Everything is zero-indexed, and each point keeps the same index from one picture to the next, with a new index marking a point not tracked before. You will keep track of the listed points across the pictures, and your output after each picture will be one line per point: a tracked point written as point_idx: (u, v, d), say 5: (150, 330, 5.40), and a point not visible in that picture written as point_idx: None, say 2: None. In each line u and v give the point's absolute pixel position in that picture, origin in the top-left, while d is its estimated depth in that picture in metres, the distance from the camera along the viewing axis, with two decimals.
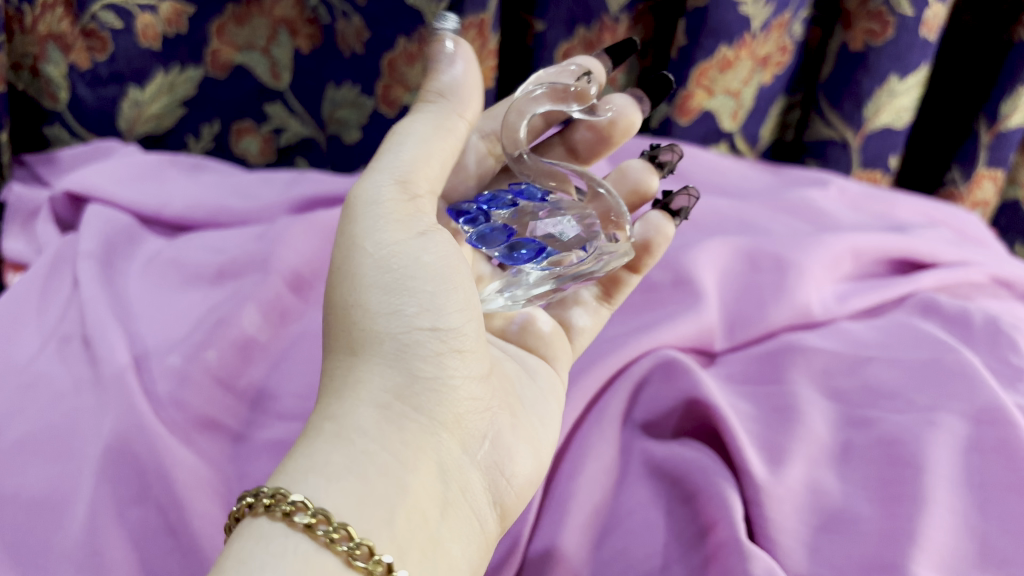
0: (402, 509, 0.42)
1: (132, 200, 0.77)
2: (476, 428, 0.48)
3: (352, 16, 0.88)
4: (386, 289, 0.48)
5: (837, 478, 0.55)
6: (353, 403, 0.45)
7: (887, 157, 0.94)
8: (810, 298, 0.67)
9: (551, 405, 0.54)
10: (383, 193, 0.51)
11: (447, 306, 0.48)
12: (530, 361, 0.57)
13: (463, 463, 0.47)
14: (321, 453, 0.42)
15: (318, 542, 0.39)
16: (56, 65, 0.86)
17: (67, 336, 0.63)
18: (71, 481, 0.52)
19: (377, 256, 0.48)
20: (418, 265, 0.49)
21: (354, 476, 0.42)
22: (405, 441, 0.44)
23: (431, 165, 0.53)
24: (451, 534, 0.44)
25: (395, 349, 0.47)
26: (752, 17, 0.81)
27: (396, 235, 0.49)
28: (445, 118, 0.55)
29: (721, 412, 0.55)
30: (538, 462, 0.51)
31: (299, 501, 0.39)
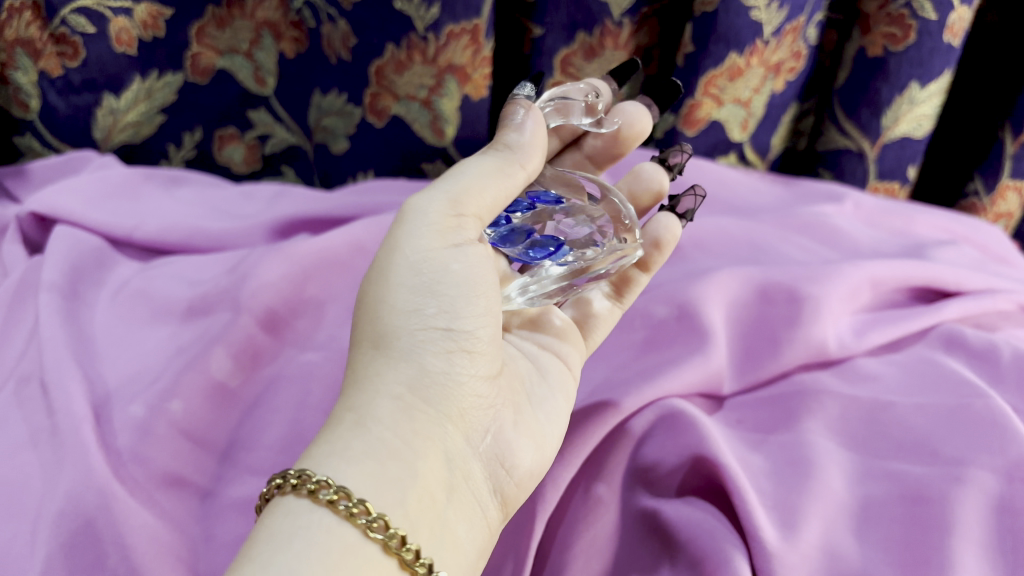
0: (415, 495, 0.40)
1: (102, 222, 0.73)
2: (483, 418, 0.46)
3: (338, 20, 0.83)
4: (411, 288, 0.45)
5: (855, 541, 0.50)
6: (370, 393, 0.43)
7: (905, 169, 0.88)
8: (826, 334, 0.61)
9: (563, 407, 0.52)
10: (433, 206, 0.47)
11: (467, 305, 0.46)
12: (544, 364, 0.54)
13: (467, 453, 0.45)
14: (340, 439, 0.41)
15: (339, 515, 0.38)
16: (25, 72, 0.82)
17: (26, 376, 0.59)
18: (21, 547, 0.48)
19: (411, 259, 0.46)
20: (449, 272, 0.46)
21: (370, 462, 0.40)
22: (418, 430, 0.43)
23: (486, 197, 0.49)
24: (457, 516, 0.43)
25: (413, 345, 0.45)
26: (764, 23, 0.76)
27: (431, 243, 0.46)
28: (507, 166, 0.50)
29: (729, 469, 0.50)
30: (540, 457, 0.48)
31: (323, 478, 0.39)
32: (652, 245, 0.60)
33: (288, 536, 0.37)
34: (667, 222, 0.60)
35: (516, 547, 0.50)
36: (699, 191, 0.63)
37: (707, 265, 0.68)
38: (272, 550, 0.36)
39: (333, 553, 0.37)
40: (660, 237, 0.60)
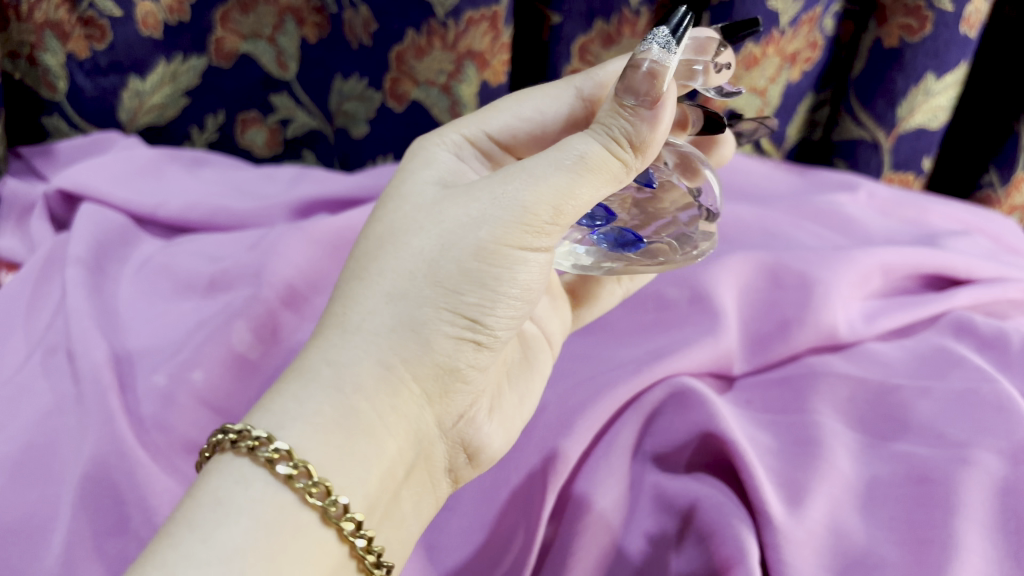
0: (382, 475, 0.43)
1: (128, 200, 0.74)
2: (465, 406, 0.48)
3: (359, 6, 0.84)
4: (461, 269, 0.45)
5: (862, 521, 0.51)
6: (363, 352, 0.44)
7: (920, 159, 0.89)
8: (837, 318, 0.62)
9: (535, 392, 0.54)
10: (534, 200, 0.44)
11: (500, 304, 0.46)
12: (530, 351, 0.55)
13: (437, 433, 0.47)
14: (312, 399, 0.43)
15: (296, 495, 0.40)
16: (53, 55, 0.84)
17: (53, 348, 0.61)
18: (48, 508, 0.50)
19: (480, 243, 0.45)
20: (507, 266, 0.45)
21: (341, 437, 0.42)
22: (397, 407, 0.44)
23: (576, 202, 0.45)
24: (408, 494, 0.46)
25: (432, 322, 0.45)
26: (780, 12, 0.77)
27: (506, 238, 0.45)
28: (619, 172, 0.46)
29: (738, 447, 0.51)
30: (506, 439, 0.51)
31: (283, 450, 0.41)
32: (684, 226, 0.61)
33: (236, 512, 0.39)
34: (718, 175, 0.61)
35: (527, 516, 0.50)
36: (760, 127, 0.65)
37: (722, 249, 0.68)
38: (217, 521, 0.39)
39: (280, 536, 0.39)
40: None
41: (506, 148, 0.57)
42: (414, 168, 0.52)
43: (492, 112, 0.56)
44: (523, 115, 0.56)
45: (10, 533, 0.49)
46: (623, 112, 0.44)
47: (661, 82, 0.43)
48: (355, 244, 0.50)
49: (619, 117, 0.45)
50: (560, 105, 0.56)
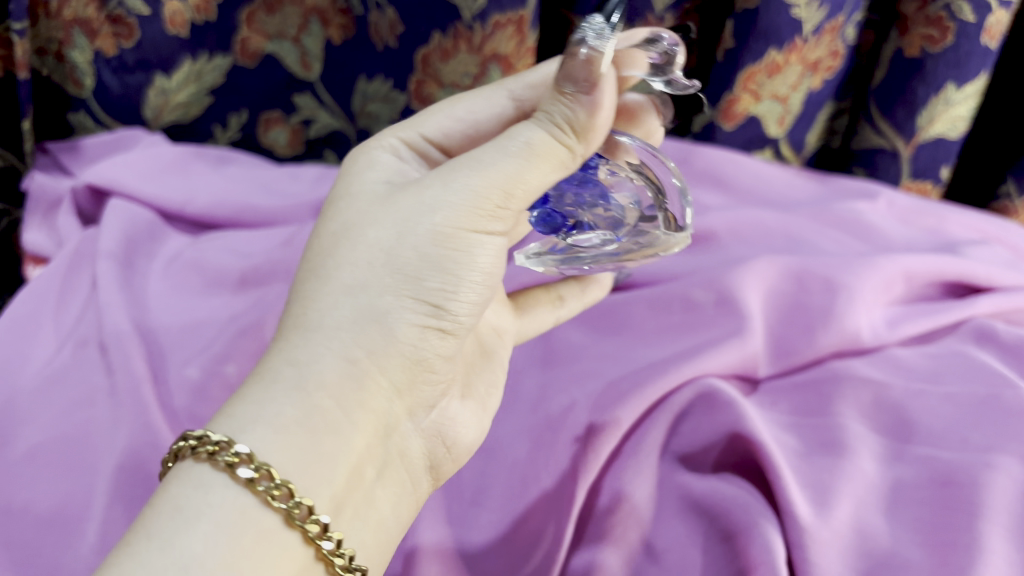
0: (353, 469, 0.43)
1: (155, 196, 0.75)
2: (434, 396, 0.50)
3: (386, 8, 0.85)
4: (420, 254, 0.45)
5: (887, 522, 0.51)
6: (323, 349, 0.44)
7: (939, 168, 0.89)
8: (860, 323, 0.63)
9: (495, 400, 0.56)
10: (485, 184, 0.45)
11: (463, 288, 0.47)
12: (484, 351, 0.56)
13: (408, 427, 0.48)
14: (274, 402, 0.42)
15: (258, 498, 0.40)
16: (81, 52, 0.85)
17: (85, 340, 0.63)
18: (84, 498, 0.52)
19: (438, 228, 0.45)
20: (465, 250, 0.46)
21: (308, 436, 0.42)
22: (365, 401, 0.44)
23: (533, 184, 0.46)
24: (384, 492, 0.46)
25: (394, 311, 0.45)
26: (804, 20, 0.78)
27: (463, 222, 0.45)
28: (568, 157, 0.46)
29: (766, 448, 0.52)
30: (478, 432, 0.52)
31: (243, 453, 0.40)
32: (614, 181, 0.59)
33: (197, 518, 0.38)
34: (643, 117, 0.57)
35: (556, 514, 0.51)
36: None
37: (745, 254, 0.69)
38: (175, 528, 0.38)
39: (241, 540, 0.38)
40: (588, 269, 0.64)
41: (444, 149, 0.57)
42: (358, 169, 0.52)
43: (423, 117, 0.56)
44: (456, 116, 0.57)
45: (46, 522, 0.51)
46: (564, 99, 0.45)
47: (598, 68, 0.43)
48: (306, 245, 0.49)
49: (558, 103, 0.45)
50: (493, 106, 0.57)
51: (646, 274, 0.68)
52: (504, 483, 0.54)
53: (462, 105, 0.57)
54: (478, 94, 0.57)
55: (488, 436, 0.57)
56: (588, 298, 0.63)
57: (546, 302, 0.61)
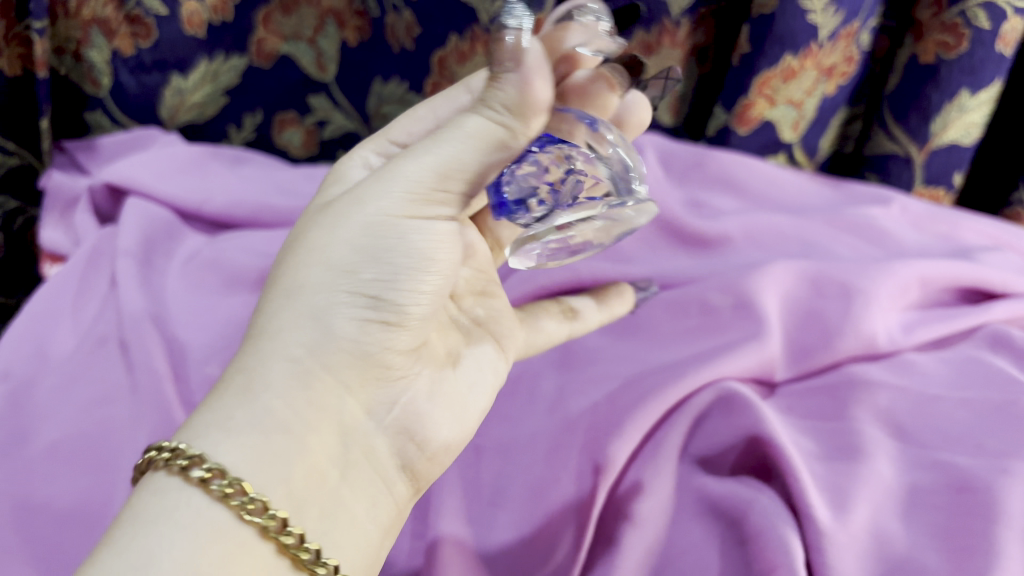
0: (311, 469, 0.42)
1: (173, 196, 0.76)
2: (397, 391, 0.47)
3: (403, 10, 0.86)
4: (357, 246, 0.44)
5: (903, 526, 0.52)
6: (265, 353, 0.43)
7: (952, 175, 0.89)
8: (876, 328, 0.63)
9: (489, 402, 0.52)
10: (417, 170, 0.44)
11: (409, 278, 0.45)
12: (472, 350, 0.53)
13: (372, 426, 0.45)
14: (224, 408, 0.42)
15: (211, 496, 0.39)
16: (99, 51, 0.85)
17: (104, 338, 0.63)
18: (104, 494, 0.52)
19: (372, 217, 0.44)
20: (407, 238, 0.45)
21: (258, 439, 0.41)
22: (315, 400, 0.43)
23: (478, 169, 0.44)
24: (353, 493, 0.43)
25: (333, 306, 0.44)
26: (820, 26, 0.78)
27: (395, 210, 0.44)
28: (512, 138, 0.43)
29: (785, 451, 0.52)
30: (458, 431, 0.49)
31: (196, 455, 0.40)
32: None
33: (155, 519, 0.38)
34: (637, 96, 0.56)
35: (576, 515, 0.51)
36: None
37: (760, 258, 0.70)
38: (133, 531, 0.37)
39: (198, 538, 0.37)
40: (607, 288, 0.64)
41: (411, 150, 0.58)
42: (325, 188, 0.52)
43: (390, 128, 0.58)
44: (421, 118, 0.58)
45: (66, 517, 0.51)
46: (492, 87, 0.42)
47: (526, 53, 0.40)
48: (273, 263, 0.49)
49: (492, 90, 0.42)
50: (455, 103, 0.59)
51: (663, 277, 0.68)
52: (522, 483, 0.54)
53: (428, 106, 0.59)
54: (446, 96, 0.59)
55: (504, 437, 0.57)
56: (608, 312, 0.63)
57: (560, 317, 0.61)
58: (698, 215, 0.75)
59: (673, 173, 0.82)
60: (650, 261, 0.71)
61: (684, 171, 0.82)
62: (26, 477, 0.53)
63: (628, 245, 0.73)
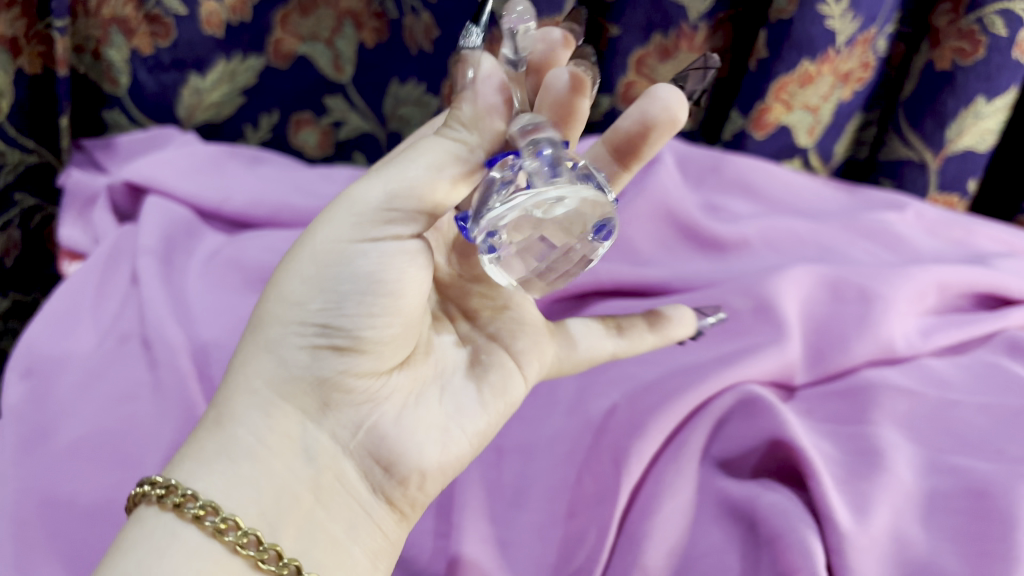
0: (273, 493, 0.44)
1: (193, 194, 0.76)
2: (364, 415, 0.46)
3: (421, 12, 0.86)
4: (306, 277, 0.44)
5: (922, 530, 0.52)
6: (233, 387, 0.45)
7: (966, 181, 0.89)
8: (894, 333, 0.63)
9: (493, 426, 0.50)
10: (363, 194, 0.42)
11: (358, 304, 0.43)
12: (481, 370, 0.50)
13: (342, 450, 0.46)
14: (201, 439, 0.45)
15: (185, 518, 0.42)
16: (118, 50, 0.85)
17: (126, 335, 0.63)
18: (129, 491, 0.53)
19: (319, 246, 0.43)
20: (354, 264, 0.43)
21: (223, 461, 0.44)
22: (277, 428, 0.44)
23: (431, 191, 0.41)
24: (328, 514, 0.45)
25: (284, 339, 0.44)
26: (837, 31, 0.78)
27: (342, 235, 0.43)
28: (465, 152, 0.41)
29: (807, 455, 0.53)
30: (437, 452, 0.46)
31: (170, 483, 0.43)
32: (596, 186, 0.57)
33: (137, 544, 0.42)
34: (669, 93, 0.49)
35: (599, 516, 0.52)
36: (709, 61, 0.53)
37: (777, 262, 0.70)
38: (117, 557, 0.41)
39: (175, 556, 0.41)
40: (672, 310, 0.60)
41: None
42: None
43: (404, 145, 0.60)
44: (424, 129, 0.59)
45: (92, 513, 0.52)
46: (454, 106, 0.42)
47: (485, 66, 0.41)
48: None
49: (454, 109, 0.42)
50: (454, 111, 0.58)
51: (683, 280, 0.69)
52: (544, 484, 0.54)
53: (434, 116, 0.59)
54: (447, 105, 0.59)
55: (525, 437, 0.57)
56: (663, 336, 0.58)
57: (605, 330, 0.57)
58: (715, 219, 0.75)
59: (688, 180, 0.82)
60: (669, 264, 0.72)
61: (700, 175, 0.83)
62: (51, 473, 0.53)
63: (646, 247, 0.73)
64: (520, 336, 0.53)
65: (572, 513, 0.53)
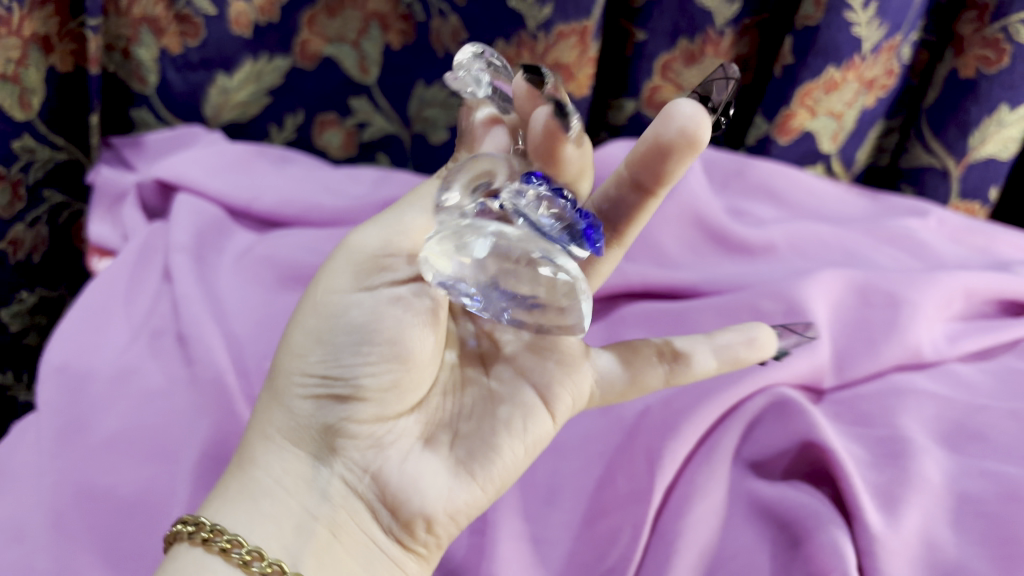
0: (292, 528, 0.43)
1: (224, 192, 0.77)
2: (370, 459, 0.44)
3: (450, 15, 0.86)
4: (308, 328, 0.45)
5: (953, 532, 0.52)
6: (256, 433, 0.47)
7: (988, 189, 0.89)
8: (921, 339, 0.64)
9: (513, 469, 0.46)
10: (364, 247, 0.46)
11: (353, 350, 0.43)
12: (502, 405, 0.46)
13: (354, 492, 0.44)
14: (229, 481, 0.46)
15: (212, 551, 0.42)
16: (147, 49, 0.86)
17: (159, 330, 0.64)
18: (166, 484, 0.53)
19: (322, 299, 0.45)
20: (350, 311, 0.44)
21: (247, 501, 0.44)
22: (291, 469, 0.44)
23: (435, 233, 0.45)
24: (342, 554, 0.43)
25: (291, 388, 0.45)
26: (864, 38, 0.79)
27: (341, 284, 0.45)
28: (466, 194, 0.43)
29: (839, 457, 0.53)
30: (444, 495, 0.44)
31: (198, 520, 0.44)
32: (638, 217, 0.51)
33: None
34: (694, 109, 0.43)
35: (632, 514, 0.52)
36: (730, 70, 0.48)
37: (805, 267, 0.71)
38: None
39: None
40: (754, 332, 0.52)
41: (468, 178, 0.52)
42: None
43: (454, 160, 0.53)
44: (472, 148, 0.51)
45: (130, 506, 0.52)
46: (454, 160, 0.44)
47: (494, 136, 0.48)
48: None
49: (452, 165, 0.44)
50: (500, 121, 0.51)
51: (711, 283, 0.69)
52: (577, 483, 0.55)
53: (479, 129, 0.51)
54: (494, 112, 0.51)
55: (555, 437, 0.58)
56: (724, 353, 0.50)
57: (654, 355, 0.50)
58: (742, 223, 0.76)
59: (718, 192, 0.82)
60: (698, 267, 0.72)
61: (724, 179, 0.83)
62: (88, 466, 0.54)
63: (674, 250, 0.74)
64: (548, 358, 0.48)
65: (604, 512, 0.53)
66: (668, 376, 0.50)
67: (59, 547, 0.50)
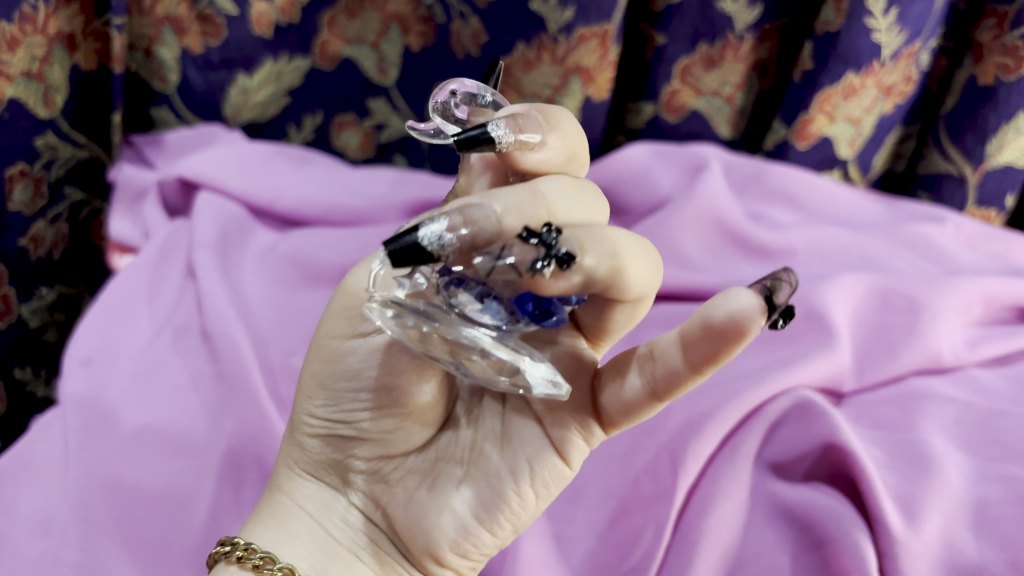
0: (319, 549, 0.46)
1: (245, 191, 0.78)
2: (382, 493, 0.47)
3: (470, 17, 0.86)
4: (310, 373, 0.48)
5: (974, 537, 0.52)
6: (280, 461, 0.50)
7: (1004, 197, 0.90)
8: (941, 343, 0.64)
9: (526, 514, 0.44)
10: (351, 287, 0.46)
11: (349, 396, 0.46)
12: (512, 451, 0.43)
13: (371, 523, 0.47)
14: (259, 506, 0.49)
15: (246, 567, 0.44)
16: (169, 48, 0.87)
17: (184, 326, 0.65)
18: (191, 479, 0.54)
19: (319, 344, 0.47)
20: (344, 361, 0.46)
21: (276, 523, 0.47)
22: (311, 497, 0.48)
23: None
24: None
25: (301, 427, 0.48)
26: (883, 45, 0.79)
27: (332, 331, 0.46)
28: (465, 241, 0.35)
29: (861, 459, 0.53)
30: (452, 537, 0.44)
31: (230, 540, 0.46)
32: (654, 283, 0.39)
33: None
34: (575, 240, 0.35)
35: (654, 515, 0.53)
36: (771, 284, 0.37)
37: (823, 271, 0.71)
38: None
39: None
40: (727, 301, 0.36)
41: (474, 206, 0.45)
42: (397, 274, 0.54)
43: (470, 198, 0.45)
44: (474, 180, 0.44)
45: (155, 500, 0.53)
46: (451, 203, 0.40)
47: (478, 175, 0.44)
48: None
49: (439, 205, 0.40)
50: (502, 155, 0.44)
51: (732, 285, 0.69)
52: (598, 482, 0.56)
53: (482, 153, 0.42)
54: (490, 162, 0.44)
55: None
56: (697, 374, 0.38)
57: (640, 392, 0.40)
58: (760, 226, 0.76)
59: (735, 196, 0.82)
60: (719, 269, 0.73)
61: (742, 183, 0.83)
62: (114, 460, 0.54)
63: (694, 253, 0.74)
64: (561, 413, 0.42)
65: (628, 512, 0.54)
66: (611, 393, 0.41)
67: (87, 539, 0.50)
